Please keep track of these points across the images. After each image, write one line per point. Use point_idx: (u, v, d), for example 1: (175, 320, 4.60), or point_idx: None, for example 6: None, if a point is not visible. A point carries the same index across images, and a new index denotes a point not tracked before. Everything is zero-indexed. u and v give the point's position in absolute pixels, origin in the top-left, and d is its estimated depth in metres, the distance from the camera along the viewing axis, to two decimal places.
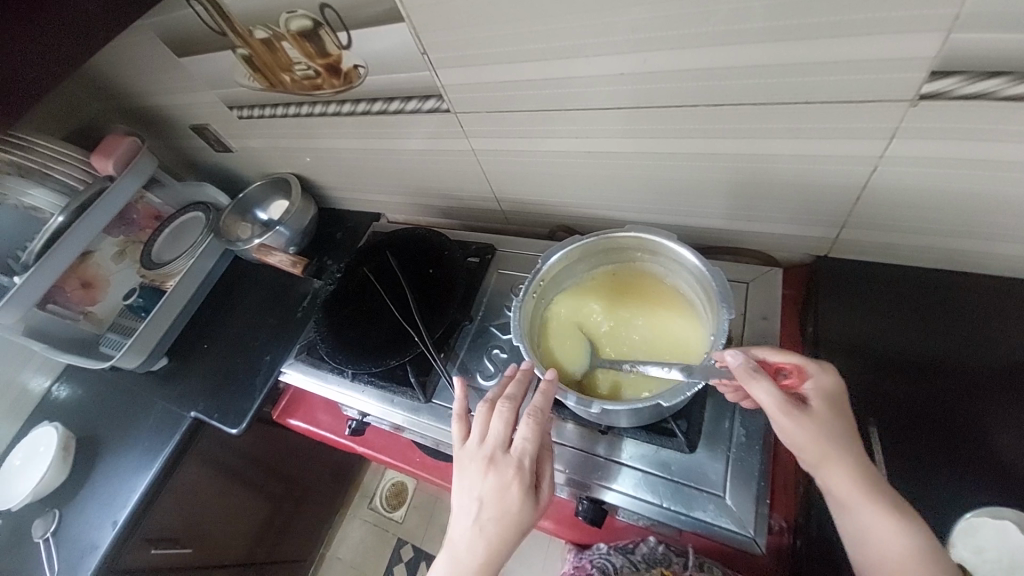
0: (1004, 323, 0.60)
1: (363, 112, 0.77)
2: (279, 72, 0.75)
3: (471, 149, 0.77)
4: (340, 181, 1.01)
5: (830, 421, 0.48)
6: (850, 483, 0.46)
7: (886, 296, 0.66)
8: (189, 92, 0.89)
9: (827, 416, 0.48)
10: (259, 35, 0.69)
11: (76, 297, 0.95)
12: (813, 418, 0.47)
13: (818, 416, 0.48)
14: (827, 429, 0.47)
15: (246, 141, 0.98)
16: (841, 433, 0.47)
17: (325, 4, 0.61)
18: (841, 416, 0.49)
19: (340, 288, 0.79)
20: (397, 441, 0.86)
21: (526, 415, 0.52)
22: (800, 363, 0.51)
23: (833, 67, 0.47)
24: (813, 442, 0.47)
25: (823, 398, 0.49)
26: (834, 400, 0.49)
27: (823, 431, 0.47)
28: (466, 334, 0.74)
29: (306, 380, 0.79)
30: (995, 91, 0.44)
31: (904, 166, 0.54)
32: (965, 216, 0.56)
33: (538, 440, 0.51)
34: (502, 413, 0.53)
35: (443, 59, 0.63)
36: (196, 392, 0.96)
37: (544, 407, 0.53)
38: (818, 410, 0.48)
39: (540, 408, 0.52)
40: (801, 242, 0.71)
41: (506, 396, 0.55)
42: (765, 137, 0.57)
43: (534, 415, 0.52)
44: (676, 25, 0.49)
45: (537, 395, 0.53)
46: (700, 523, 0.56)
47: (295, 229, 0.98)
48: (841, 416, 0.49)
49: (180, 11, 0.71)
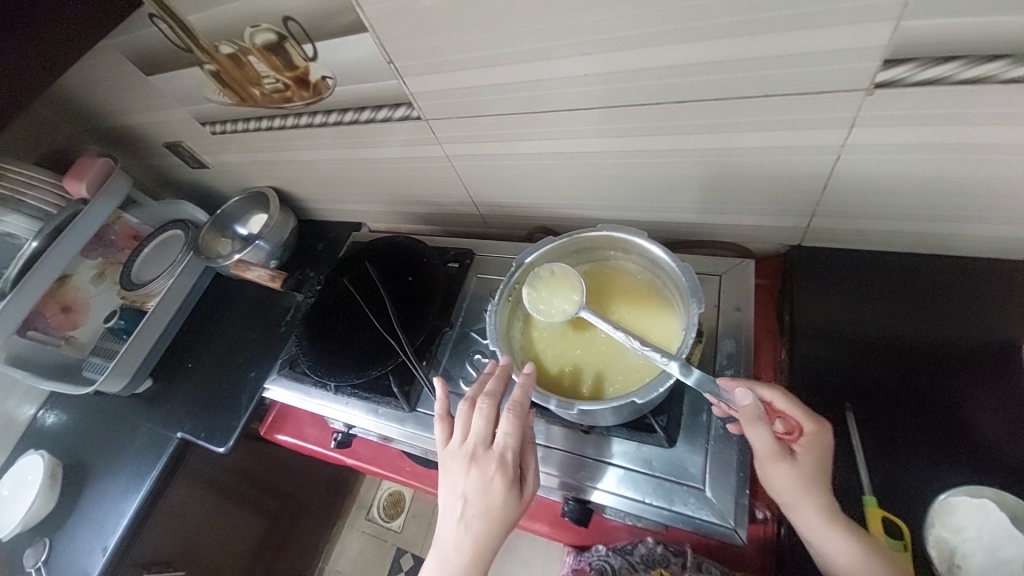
0: (977, 303, 0.61)
1: (335, 122, 0.77)
2: (248, 86, 0.74)
3: (444, 155, 0.77)
4: (318, 192, 1.01)
5: (814, 474, 0.51)
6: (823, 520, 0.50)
7: (859, 282, 0.67)
8: (160, 110, 0.88)
9: (812, 469, 0.51)
10: (225, 51, 0.68)
11: (56, 322, 0.95)
12: (798, 468, 0.51)
13: (800, 462, 0.51)
14: (809, 477, 0.50)
15: (221, 157, 0.97)
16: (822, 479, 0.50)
17: (288, 18, 0.61)
18: (826, 468, 0.51)
19: (320, 300, 0.79)
20: (385, 451, 0.85)
21: (506, 409, 0.52)
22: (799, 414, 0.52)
23: (790, 61, 0.48)
24: (794, 485, 0.51)
25: (813, 452, 0.51)
26: (824, 453, 0.51)
27: (804, 480, 0.50)
28: (447, 341, 0.74)
29: (289, 393, 0.78)
30: (949, 76, 0.44)
31: (867, 154, 0.55)
32: (930, 200, 0.57)
33: (518, 434, 0.52)
34: (481, 409, 0.53)
35: (410, 67, 0.63)
36: (182, 412, 0.95)
37: (523, 400, 0.53)
38: (803, 463, 0.51)
39: (519, 402, 0.52)
40: (774, 232, 0.72)
41: (484, 393, 0.55)
42: (731, 132, 0.58)
43: (513, 409, 0.52)
44: (636, 25, 0.50)
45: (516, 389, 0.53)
46: (681, 516, 0.57)
47: (274, 242, 0.98)
48: (825, 468, 0.51)
49: (144, 29, 0.71)
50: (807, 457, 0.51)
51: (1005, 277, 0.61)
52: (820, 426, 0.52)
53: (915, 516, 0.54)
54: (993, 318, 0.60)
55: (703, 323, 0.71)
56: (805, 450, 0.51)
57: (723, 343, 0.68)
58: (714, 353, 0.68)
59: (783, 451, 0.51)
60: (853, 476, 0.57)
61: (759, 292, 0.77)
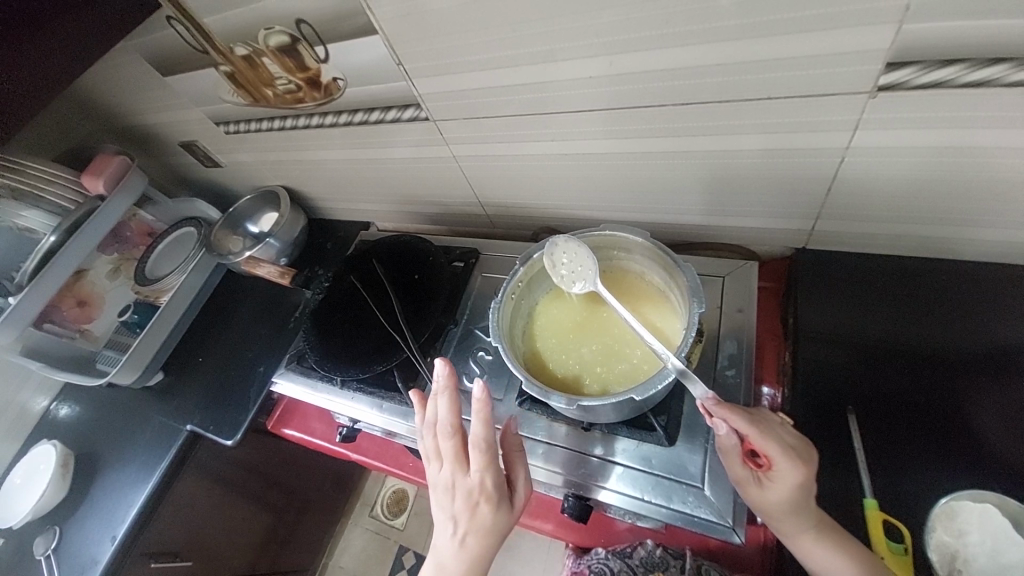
0: (987, 308, 0.60)
1: (345, 123, 0.78)
2: (262, 87, 0.76)
3: (452, 155, 0.79)
4: (328, 191, 1.02)
5: (785, 506, 0.49)
6: (800, 536, 0.51)
7: (865, 286, 0.66)
8: (176, 110, 0.91)
9: (783, 503, 0.49)
10: (239, 52, 0.70)
11: (72, 315, 0.97)
12: (770, 496, 0.50)
13: (774, 494, 0.49)
14: (786, 506, 0.49)
15: (234, 155, 0.99)
16: (800, 509, 0.49)
17: (300, 20, 0.62)
18: (804, 502, 0.49)
19: (328, 297, 0.80)
20: (388, 447, 0.86)
21: (471, 436, 0.51)
22: (775, 454, 0.48)
23: (793, 63, 0.48)
24: (770, 509, 0.51)
25: (789, 489, 0.48)
26: (799, 494, 0.48)
27: (777, 506, 0.50)
28: (451, 338, 0.75)
29: (296, 388, 0.79)
30: (952, 79, 0.45)
31: (871, 157, 0.55)
32: (938, 203, 0.57)
33: (491, 457, 0.51)
34: (451, 434, 0.53)
35: (419, 69, 0.64)
36: (191, 405, 0.97)
37: (487, 421, 0.52)
38: (773, 496, 0.49)
39: (485, 427, 0.51)
40: (779, 235, 0.72)
41: (445, 418, 0.53)
42: (735, 133, 0.58)
43: (481, 432, 0.51)
44: (643, 28, 0.50)
45: (475, 415, 0.51)
46: (680, 514, 0.57)
47: (285, 240, 1.00)
48: (803, 502, 0.49)
49: (163, 31, 0.73)
50: (777, 492, 0.49)
51: (1014, 282, 0.60)
52: (793, 468, 0.47)
53: (916, 519, 0.54)
54: (1004, 324, 0.59)
55: (705, 324, 0.71)
56: (774, 485, 0.49)
57: (724, 344, 0.69)
58: (716, 354, 0.69)
59: (755, 477, 0.51)
60: (855, 477, 0.57)
61: (762, 295, 0.77)
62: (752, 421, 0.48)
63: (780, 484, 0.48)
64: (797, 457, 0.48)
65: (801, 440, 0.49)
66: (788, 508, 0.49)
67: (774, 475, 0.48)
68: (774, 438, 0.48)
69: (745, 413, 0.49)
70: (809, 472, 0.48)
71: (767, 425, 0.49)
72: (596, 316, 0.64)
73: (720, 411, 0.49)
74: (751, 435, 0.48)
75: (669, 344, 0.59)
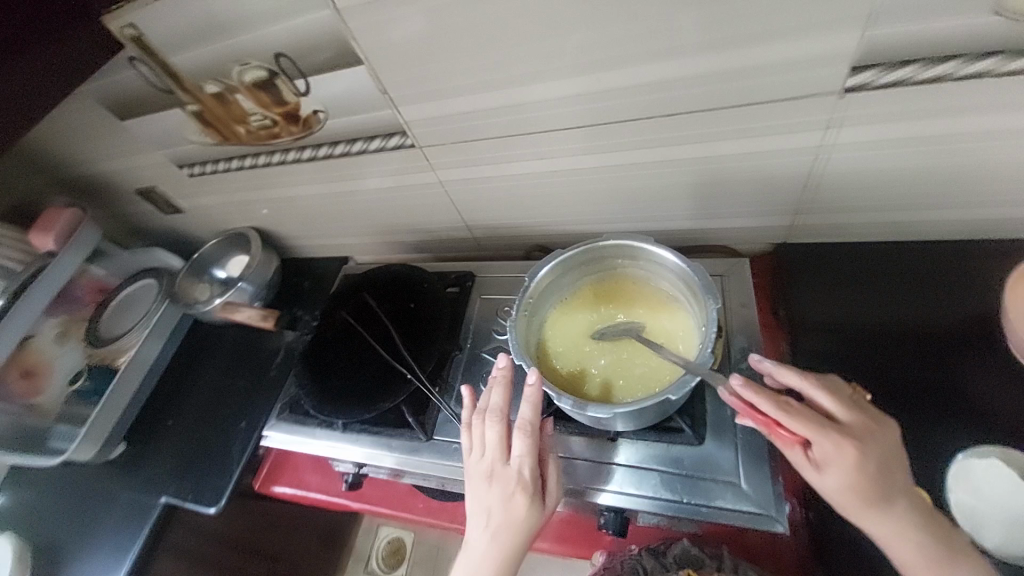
0: (959, 281, 0.65)
1: (325, 156, 0.76)
2: (233, 125, 0.73)
3: (438, 180, 0.78)
4: (302, 228, 0.98)
5: (849, 490, 0.45)
6: (885, 529, 0.45)
7: (850, 273, 0.70)
8: (133, 156, 0.85)
9: (845, 487, 0.45)
10: (210, 89, 0.68)
11: (18, 389, 0.87)
12: (827, 483, 0.46)
13: (834, 479, 0.45)
14: (849, 490, 0.45)
15: (199, 199, 0.94)
16: (868, 492, 0.45)
17: (281, 54, 0.61)
18: (869, 484, 0.45)
19: (318, 337, 0.76)
20: (395, 490, 0.80)
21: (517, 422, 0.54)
22: (810, 432, 0.45)
23: (768, 70, 0.52)
24: (838, 499, 0.46)
25: (844, 467, 0.45)
26: (855, 470, 0.44)
27: (840, 493, 0.45)
28: (457, 365, 0.71)
29: (291, 440, 0.74)
30: (910, 78, 0.49)
31: (842, 152, 0.59)
32: (907, 190, 0.62)
33: (531, 447, 0.53)
34: (496, 422, 0.55)
35: (405, 96, 0.64)
36: (164, 475, 0.87)
37: (535, 408, 0.54)
38: (832, 482, 0.45)
39: (531, 414, 0.54)
40: (760, 232, 0.75)
41: (495, 406, 0.56)
42: (719, 139, 0.61)
43: (526, 420, 0.54)
44: (629, 44, 0.53)
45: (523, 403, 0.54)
46: (722, 512, 0.56)
47: (258, 283, 0.94)
48: (869, 483, 0.45)
49: (124, 73, 0.69)
50: (834, 475, 0.45)
51: (982, 255, 0.65)
52: (836, 443, 0.45)
53: None
54: (981, 293, 0.63)
55: None
56: (829, 469, 0.45)
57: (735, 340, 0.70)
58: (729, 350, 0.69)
59: (809, 465, 0.47)
60: None
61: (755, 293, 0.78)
62: (772, 399, 0.46)
63: (830, 460, 0.45)
64: (841, 432, 0.45)
65: (855, 415, 0.47)
66: (855, 491, 0.45)
67: (823, 456, 0.45)
68: (804, 413, 0.46)
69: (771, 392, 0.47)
70: (855, 443, 0.45)
71: (797, 404, 0.47)
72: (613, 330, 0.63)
73: (749, 392, 0.47)
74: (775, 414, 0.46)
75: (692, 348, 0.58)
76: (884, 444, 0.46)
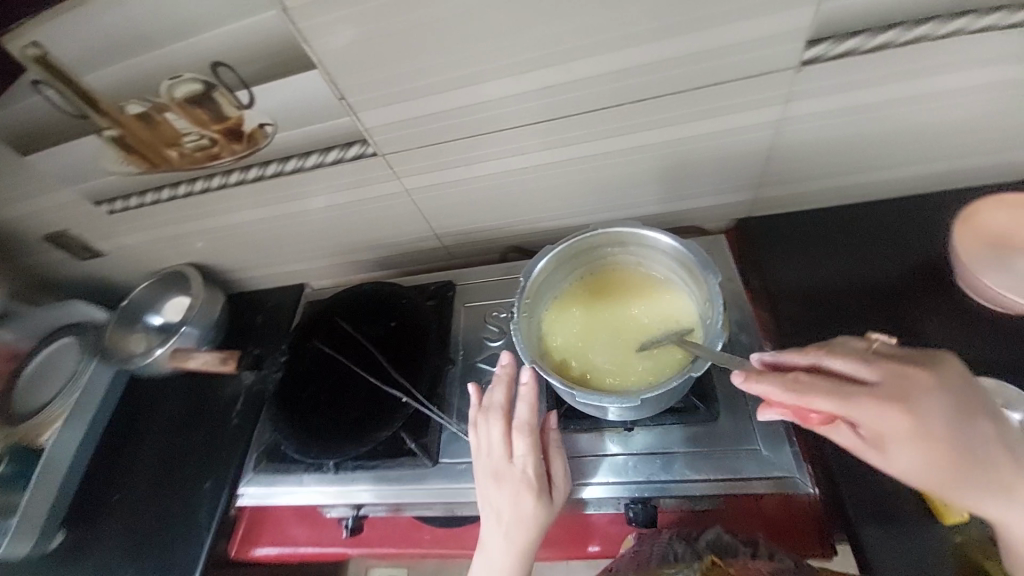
0: (908, 231, 0.70)
1: (274, 174, 0.69)
2: (164, 148, 0.65)
3: (404, 189, 0.73)
4: (249, 259, 0.89)
5: (925, 462, 0.42)
6: (975, 491, 0.42)
7: (814, 236, 0.73)
8: (38, 196, 0.74)
9: (917, 460, 0.42)
10: (133, 110, 0.61)
11: None
12: (897, 458, 0.43)
13: (902, 451, 0.42)
14: (924, 461, 0.42)
15: (123, 239, 0.83)
16: (942, 457, 0.41)
17: (219, 64, 0.56)
18: (939, 446, 0.41)
19: (290, 372, 0.69)
20: (396, 524, 0.73)
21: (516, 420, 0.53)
22: (849, 412, 0.42)
23: (730, 50, 0.54)
24: (919, 473, 0.42)
25: (904, 439, 0.41)
26: (915, 438, 0.41)
27: (918, 468, 0.42)
28: (453, 379, 0.66)
29: (275, 491, 0.66)
30: (858, 48, 0.54)
31: (797, 123, 0.63)
32: (855, 154, 0.67)
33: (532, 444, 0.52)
34: (495, 423, 0.54)
35: (365, 102, 0.60)
36: (113, 563, 0.74)
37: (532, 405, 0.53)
38: (902, 457, 0.42)
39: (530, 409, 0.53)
40: (726, 208, 0.78)
41: (494, 406, 0.55)
42: (688, 120, 0.63)
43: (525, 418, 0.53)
44: (598, 32, 0.53)
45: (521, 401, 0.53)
46: (752, 482, 0.57)
47: (204, 325, 0.84)
48: (939, 446, 0.41)
49: (28, 99, 0.62)
50: (901, 451, 0.42)
51: (925, 207, 0.71)
52: (883, 415, 0.41)
53: None
54: (930, 240, 0.68)
55: None
56: (895, 446, 0.42)
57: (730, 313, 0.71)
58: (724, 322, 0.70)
59: (869, 443, 0.44)
60: None
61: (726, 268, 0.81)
62: (798, 390, 0.43)
63: (884, 433, 0.42)
64: (883, 399, 0.41)
65: (886, 374, 0.43)
66: (932, 462, 0.41)
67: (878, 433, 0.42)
68: (838, 394, 0.42)
69: (793, 378, 0.44)
70: (905, 409, 0.41)
71: (827, 385, 0.43)
72: (616, 321, 0.62)
73: (771, 391, 0.44)
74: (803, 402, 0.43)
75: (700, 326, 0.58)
76: (938, 394, 0.42)
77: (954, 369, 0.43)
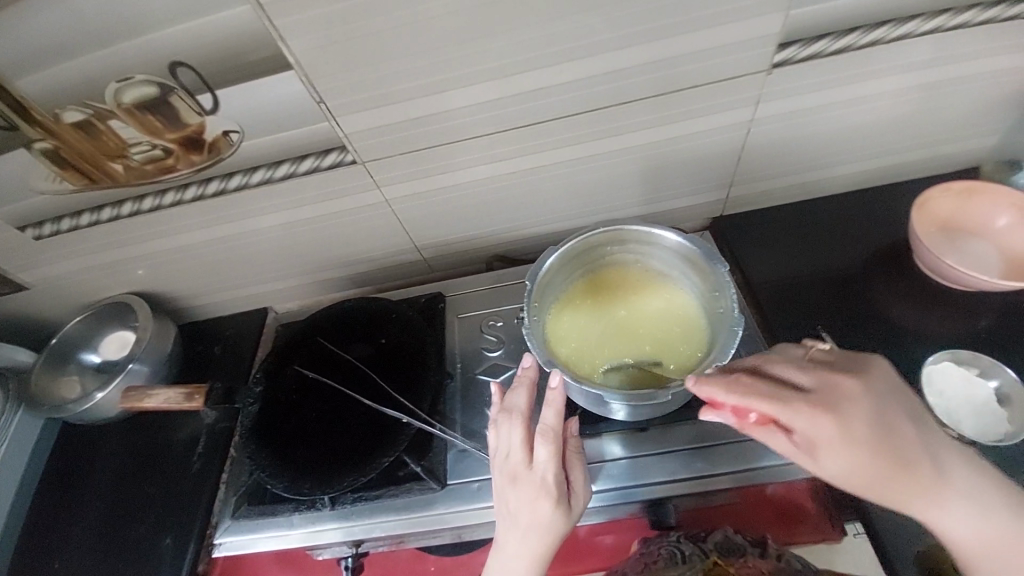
0: (868, 220, 0.75)
1: (238, 187, 0.63)
2: (107, 161, 0.58)
3: (383, 200, 0.68)
4: (204, 285, 0.80)
5: (852, 468, 0.42)
6: (903, 497, 0.43)
7: (787, 228, 0.77)
8: None
9: (845, 466, 0.42)
10: (71, 118, 0.54)
11: None
12: (826, 464, 0.43)
13: (831, 455, 0.42)
14: (858, 465, 0.42)
15: (51, 268, 0.73)
16: (871, 462, 0.42)
17: (179, 63, 0.51)
18: (871, 452, 0.42)
19: (268, 403, 0.63)
20: (397, 558, 0.67)
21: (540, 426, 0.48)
22: (780, 413, 0.42)
23: (709, 53, 0.57)
24: (850, 479, 0.43)
25: (832, 440, 0.42)
26: (843, 441, 0.41)
27: (848, 473, 0.42)
28: (452, 394, 0.63)
29: (264, 535, 0.61)
30: (824, 50, 0.59)
31: (769, 123, 0.66)
32: (817, 151, 0.71)
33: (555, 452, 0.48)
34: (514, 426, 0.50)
35: (343, 105, 0.56)
36: None
37: (559, 412, 0.49)
38: (830, 463, 0.42)
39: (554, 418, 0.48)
40: (702, 208, 0.80)
41: (517, 409, 0.50)
42: (670, 122, 0.64)
43: (549, 424, 0.48)
44: (586, 35, 0.53)
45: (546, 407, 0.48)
46: (769, 470, 0.58)
47: (156, 360, 0.75)
48: (869, 452, 0.42)
49: None
50: (831, 455, 0.42)
51: (880, 199, 0.77)
52: (814, 416, 0.42)
53: None
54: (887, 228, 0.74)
55: None
56: (825, 449, 0.42)
57: None
58: None
59: (802, 449, 0.44)
60: None
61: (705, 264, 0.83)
62: (731, 391, 0.43)
63: (816, 437, 0.42)
64: (814, 403, 0.42)
65: (821, 378, 0.44)
66: (862, 467, 0.42)
67: (807, 437, 0.43)
68: (771, 395, 0.43)
69: (729, 377, 0.45)
70: (841, 411, 0.42)
71: (762, 384, 0.44)
72: (624, 317, 0.61)
73: (706, 390, 0.44)
74: (735, 401, 0.43)
75: (709, 316, 0.59)
76: (876, 398, 0.43)
77: (882, 376, 0.44)
